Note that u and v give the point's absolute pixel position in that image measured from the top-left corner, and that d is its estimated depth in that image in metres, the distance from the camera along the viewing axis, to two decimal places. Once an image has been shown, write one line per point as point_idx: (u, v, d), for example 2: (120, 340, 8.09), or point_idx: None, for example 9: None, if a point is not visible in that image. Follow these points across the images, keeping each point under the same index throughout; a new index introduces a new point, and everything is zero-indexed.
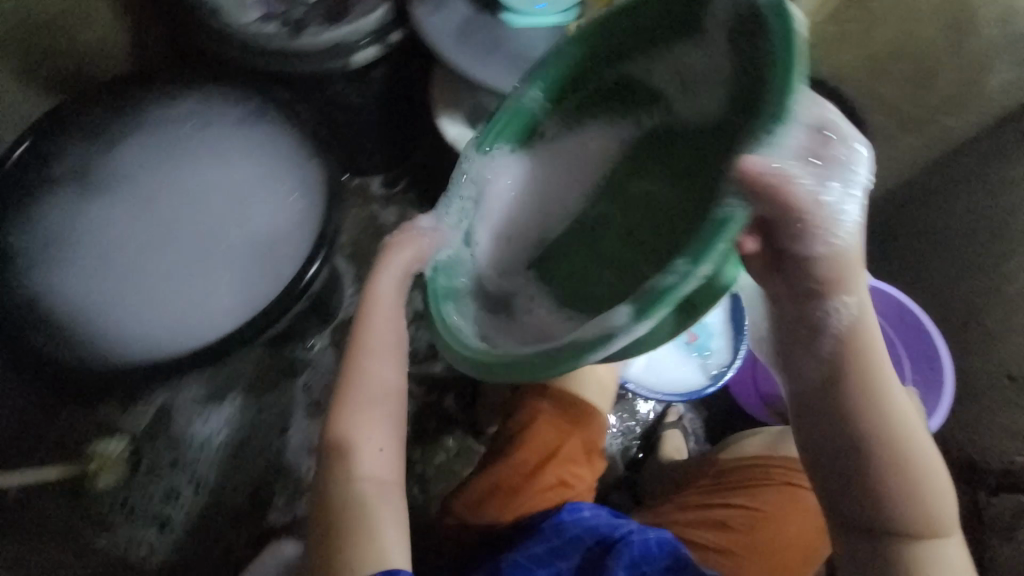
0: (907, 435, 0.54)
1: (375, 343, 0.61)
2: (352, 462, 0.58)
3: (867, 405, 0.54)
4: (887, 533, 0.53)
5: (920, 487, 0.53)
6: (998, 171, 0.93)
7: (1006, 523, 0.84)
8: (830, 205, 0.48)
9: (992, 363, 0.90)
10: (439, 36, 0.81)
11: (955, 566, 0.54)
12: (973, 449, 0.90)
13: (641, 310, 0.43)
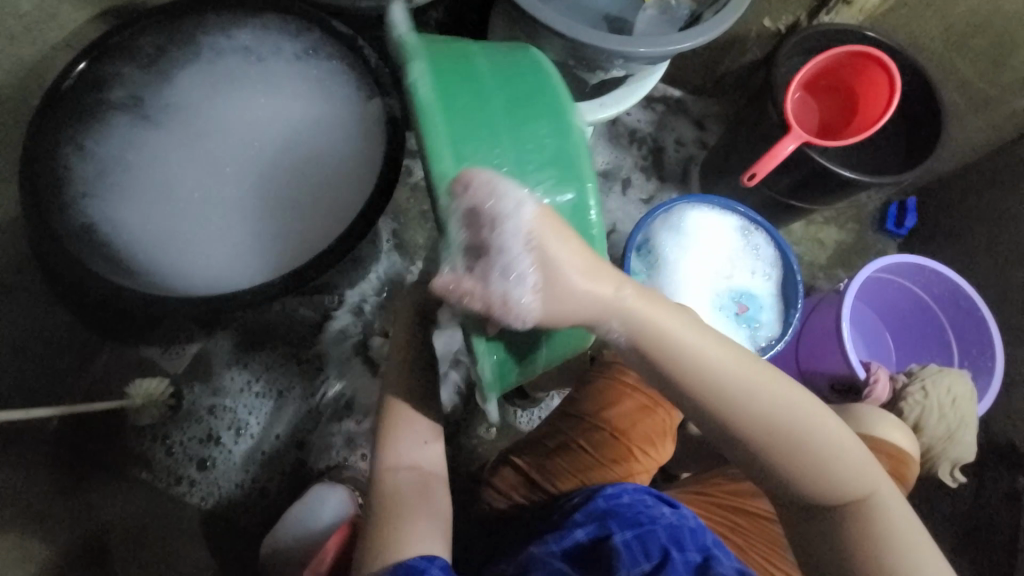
0: (773, 425, 0.48)
1: (417, 344, 0.63)
2: (400, 454, 0.59)
3: (716, 423, 0.49)
4: (792, 512, 0.52)
5: (790, 471, 0.48)
6: None
7: None
8: (521, 288, 0.43)
9: None
10: None
11: (881, 533, 0.48)
12: (1017, 435, 0.89)
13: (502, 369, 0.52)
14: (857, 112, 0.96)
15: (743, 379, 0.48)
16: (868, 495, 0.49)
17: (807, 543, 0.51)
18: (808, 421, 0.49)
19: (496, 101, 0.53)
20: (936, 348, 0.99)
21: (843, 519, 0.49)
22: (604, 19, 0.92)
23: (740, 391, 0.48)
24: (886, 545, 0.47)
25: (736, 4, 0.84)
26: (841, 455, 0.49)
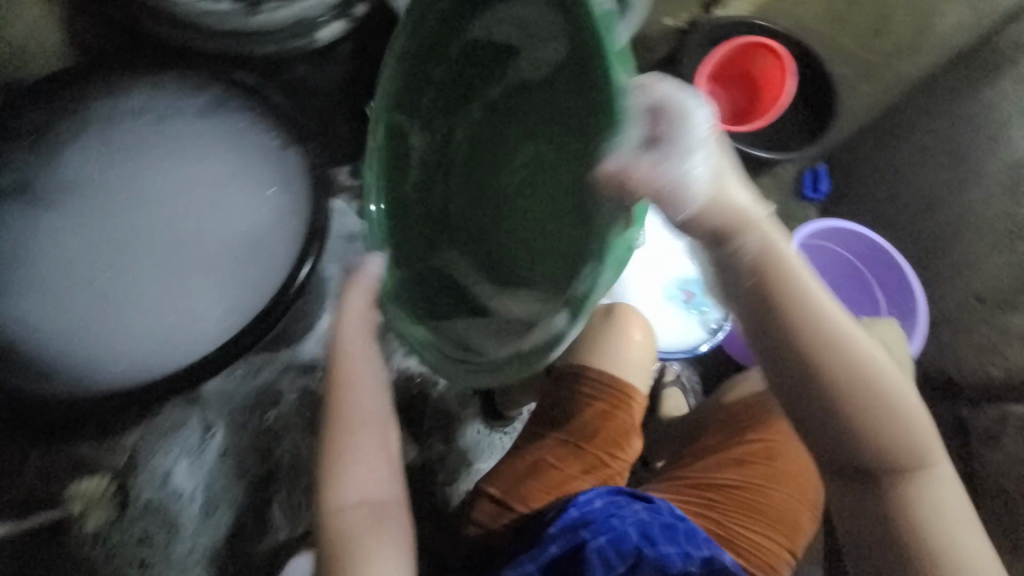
0: (879, 390, 0.48)
1: (359, 366, 0.60)
2: (349, 492, 0.56)
3: (835, 383, 0.47)
4: (854, 476, 0.51)
5: (875, 427, 0.48)
6: (961, 105, 1.04)
7: (987, 429, 0.86)
8: (682, 174, 0.43)
9: (960, 289, 0.96)
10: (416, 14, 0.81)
11: (925, 497, 0.50)
12: (951, 367, 0.93)
13: (579, 313, 0.41)
14: (761, 98, 1.03)
15: (847, 332, 0.47)
16: (928, 465, 0.50)
17: (855, 505, 0.52)
18: (902, 391, 0.49)
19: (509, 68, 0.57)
20: (867, 302, 1.07)
21: (896, 485, 0.50)
22: None
23: (845, 346, 0.47)
24: (926, 507, 0.50)
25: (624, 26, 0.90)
26: (916, 425, 0.50)
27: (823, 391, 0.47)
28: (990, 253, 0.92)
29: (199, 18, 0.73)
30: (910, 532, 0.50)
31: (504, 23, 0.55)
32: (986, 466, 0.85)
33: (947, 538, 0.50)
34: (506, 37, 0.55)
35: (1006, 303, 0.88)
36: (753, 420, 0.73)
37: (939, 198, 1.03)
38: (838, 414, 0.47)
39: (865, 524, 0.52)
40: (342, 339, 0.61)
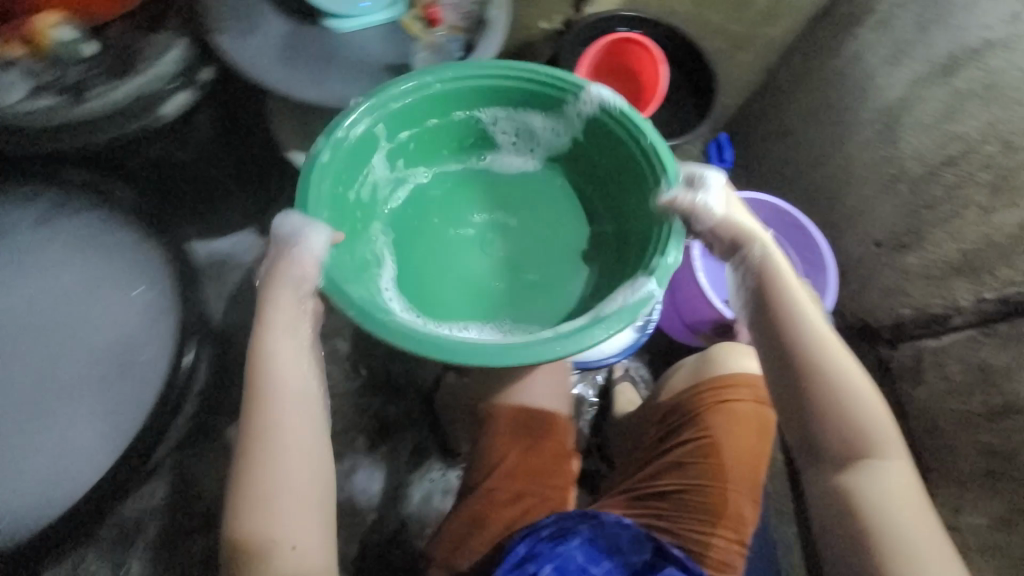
0: (851, 396, 0.57)
1: (279, 377, 0.58)
2: (257, 527, 0.53)
3: (817, 387, 0.57)
4: (823, 466, 0.58)
5: (835, 418, 0.57)
6: (832, 60, 1.08)
7: (909, 368, 0.87)
8: (705, 205, 0.63)
9: (860, 237, 0.99)
10: (279, 78, 0.83)
11: (880, 491, 0.55)
12: (865, 313, 0.96)
13: (663, 279, 0.60)
14: (627, 84, 1.06)
15: (826, 339, 0.58)
16: (885, 461, 0.57)
17: (818, 486, 0.59)
18: (868, 401, 0.57)
19: (447, 155, 0.81)
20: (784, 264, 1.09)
21: (847, 473, 0.57)
22: (381, 69, 0.94)
23: (821, 345, 0.58)
24: (883, 504, 0.55)
25: (496, 36, 0.89)
26: (878, 426, 0.57)
27: (795, 373, 0.58)
28: (878, 198, 0.95)
29: (16, 120, 0.67)
30: (868, 522, 0.55)
31: (519, 115, 0.76)
32: (915, 402, 0.86)
33: (903, 532, 0.54)
34: (517, 117, 0.76)
35: (900, 244, 0.90)
36: (685, 420, 0.74)
37: (828, 152, 1.07)
38: (808, 404, 0.58)
39: (826, 509, 0.58)
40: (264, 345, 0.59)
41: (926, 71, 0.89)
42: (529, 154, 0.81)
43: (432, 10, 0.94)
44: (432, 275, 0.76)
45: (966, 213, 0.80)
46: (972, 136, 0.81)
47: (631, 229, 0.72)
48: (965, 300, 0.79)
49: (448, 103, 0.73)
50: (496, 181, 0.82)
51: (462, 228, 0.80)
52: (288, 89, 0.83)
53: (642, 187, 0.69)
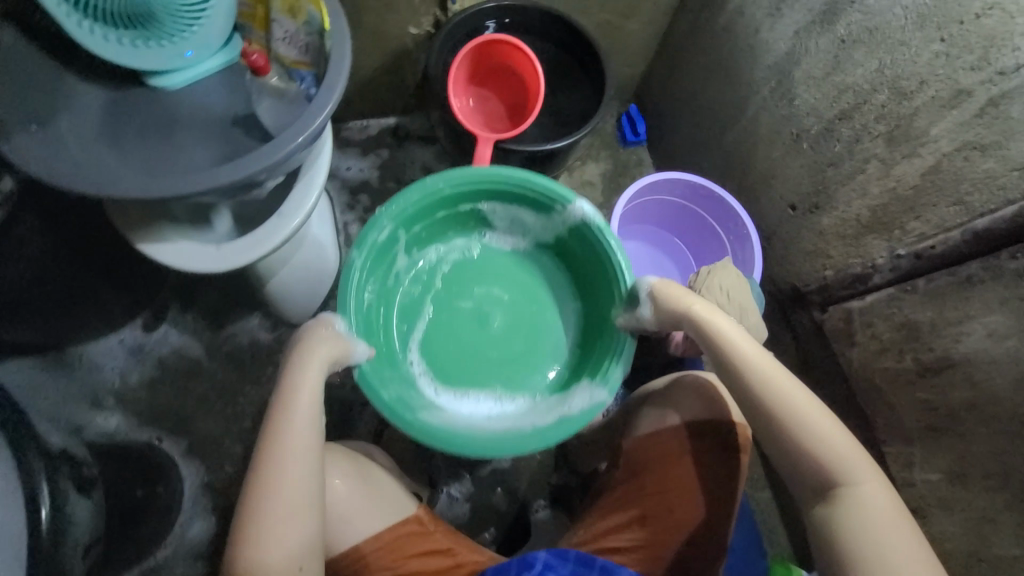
0: (814, 438, 0.61)
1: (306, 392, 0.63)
2: (257, 515, 0.57)
3: (785, 434, 0.62)
4: (814, 508, 0.61)
5: (803, 458, 0.61)
6: (721, 16, 1.02)
7: (841, 330, 0.85)
8: (645, 316, 0.74)
9: (775, 199, 0.96)
10: (91, 176, 0.70)
11: (866, 529, 0.57)
12: (793, 278, 0.94)
13: (608, 386, 0.73)
14: (507, 82, 0.99)
15: (780, 385, 0.63)
16: (865, 497, 0.59)
17: (813, 529, 0.61)
18: (833, 439, 0.61)
19: (452, 233, 0.89)
20: (710, 232, 1.07)
21: (832, 506, 0.60)
22: (232, 121, 0.84)
23: (777, 395, 0.63)
24: (873, 544, 0.57)
25: (337, 53, 0.77)
26: (849, 463, 0.60)
27: (763, 425, 0.64)
28: (786, 158, 0.91)
29: None
30: (860, 563, 0.56)
31: (511, 211, 0.86)
32: (852, 363, 0.84)
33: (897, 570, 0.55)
34: (509, 212, 0.86)
35: (814, 205, 0.87)
36: (659, 465, 0.73)
37: (734, 114, 1.03)
38: (781, 448, 0.63)
39: (826, 557, 0.59)
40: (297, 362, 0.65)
41: (807, 21, 0.84)
42: (522, 235, 0.90)
43: (256, 58, 0.83)
44: (445, 342, 0.85)
45: (868, 167, 0.77)
46: (860, 85, 0.76)
47: (599, 311, 0.83)
48: (881, 258, 0.77)
49: (453, 201, 0.83)
50: (492, 257, 0.90)
51: (466, 299, 0.87)
52: (104, 186, 0.69)
53: (607, 288, 0.81)
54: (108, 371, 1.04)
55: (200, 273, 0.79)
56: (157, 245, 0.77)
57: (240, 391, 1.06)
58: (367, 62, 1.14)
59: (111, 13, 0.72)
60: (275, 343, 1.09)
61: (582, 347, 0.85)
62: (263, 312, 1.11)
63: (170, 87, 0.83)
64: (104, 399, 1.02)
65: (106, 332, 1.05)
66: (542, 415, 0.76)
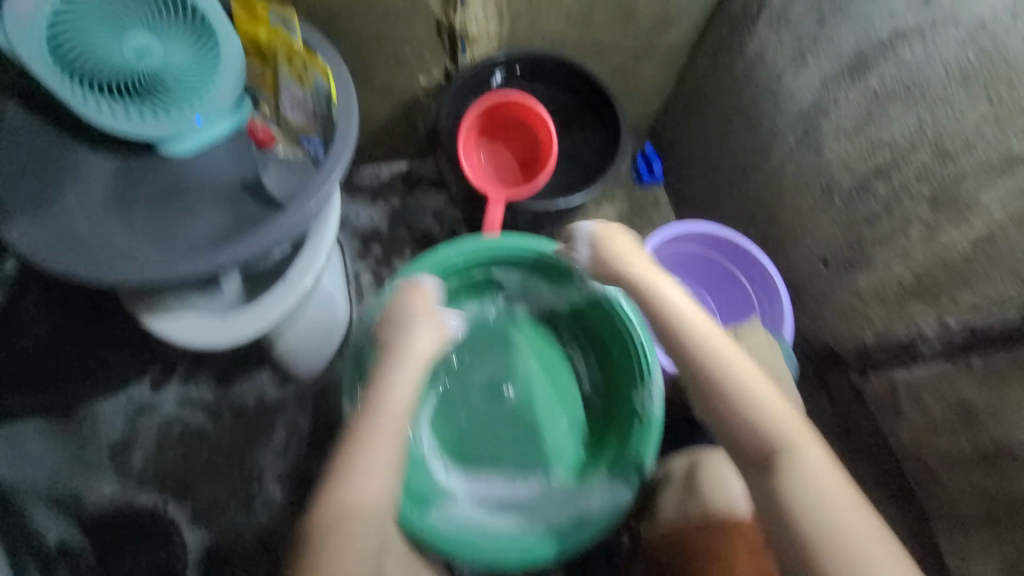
0: (744, 386, 0.60)
1: (418, 340, 0.71)
2: (370, 437, 0.62)
3: (719, 383, 0.61)
4: (754, 471, 0.58)
5: (738, 417, 0.59)
6: (740, 61, 0.98)
7: (885, 401, 0.80)
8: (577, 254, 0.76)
9: (805, 253, 0.91)
10: (95, 263, 0.67)
11: (805, 484, 0.54)
12: (828, 337, 0.89)
13: (630, 484, 0.73)
14: (521, 137, 0.97)
15: (709, 336, 0.64)
16: (798, 453, 0.56)
17: (758, 498, 0.56)
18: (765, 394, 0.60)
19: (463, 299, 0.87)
20: (733, 282, 1.02)
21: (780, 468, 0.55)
22: (240, 188, 0.82)
23: (706, 342, 0.63)
24: (811, 496, 0.53)
25: (345, 121, 0.76)
26: (781, 420, 0.58)
27: (699, 376, 0.62)
28: (815, 212, 0.86)
29: None
30: (806, 523, 0.52)
31: (528, 281, 0.86)
32: (896, 435, 0.78)
33: (837, 524, 0.51)
34: (525, 281, 0.86)
35: (849, 264, 0.82)
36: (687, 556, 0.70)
37: (757, 161, 0.98)
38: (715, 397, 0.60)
39: (772, 521, 0.55)
40: (407, 315, 0.73)
41: (836, 71, 0.79)
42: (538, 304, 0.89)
43: (260, 131, 0.83)
44: (456, 416, 0.84)
45: (911, 229, 0.72)
46: (898, 142, 0.72)
47: (620, 388, 0.82)
48: (929, 327, 0.72)
49: (466, 270, 0.84)
50: (507, 326, 0.88)
51: (477, 369, 0.86)
52: (108, 273, 0.67)
53: (628, 362, 0.81)
54: (116, 432, 1.03)
55: (204, 349, 0.77)
56: (162, 317, 0.75)
57: (248, 451, 1.03)
58: (377, 113, 1.13)
59: (116, 84, 0.71)
60: (284, 400, 1.07)
61: (599, 429, 0.84)
62: (272, 367, 1.08)
63: (179, 152, 0.81)
64: (110, 461, 1.01)
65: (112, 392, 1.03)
66: (559, 507, 0.75)
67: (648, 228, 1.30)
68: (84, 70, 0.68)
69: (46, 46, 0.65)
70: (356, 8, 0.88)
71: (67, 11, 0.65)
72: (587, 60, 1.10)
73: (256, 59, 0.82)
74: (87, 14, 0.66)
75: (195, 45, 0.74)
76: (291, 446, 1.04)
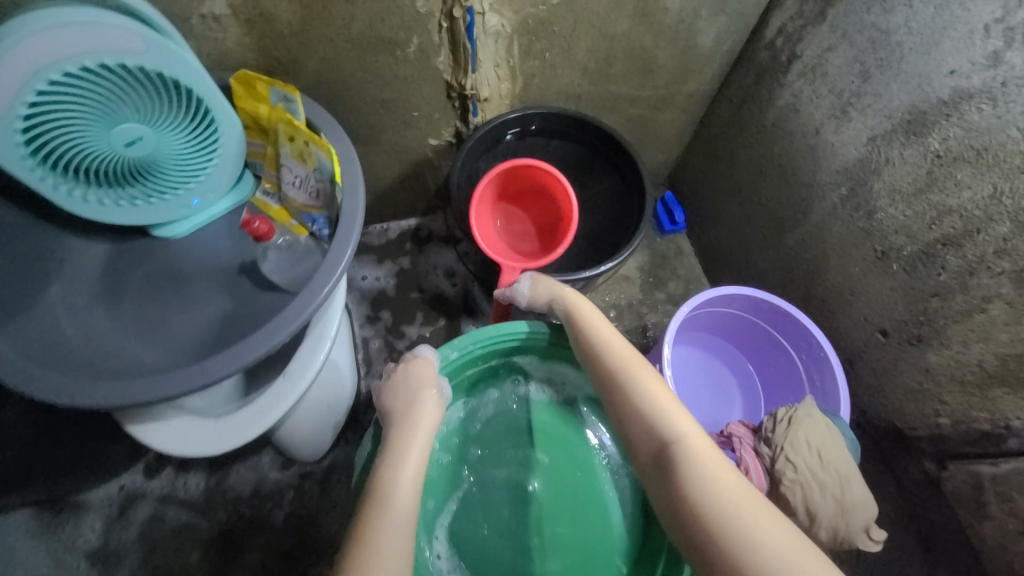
0: (634, 386, 0.61)
1: (425, 419, 0.66)
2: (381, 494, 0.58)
3: (615, 389, 0.63)
4: (647, 463, 0.59)
5: (626, 410, 0.61)
6: (769, 111, 0.91)
7: (969, 497, 0.70)
8: (519, 294, 0.76)
9: (857, 320, 0.82)
10: (73, 380, 0.59)
11: (687, 465, 0.54)
12: (893, 416, 0.80)
13: None
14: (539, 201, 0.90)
15: (608, 341, 0.66)
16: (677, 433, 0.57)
17: (667, 506, 0.55)
18: (655, 393, 0.60)
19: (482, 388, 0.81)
20: (776, 346, 0.94)
21: (674, 466, 0.55)
22: (238, 271, 0.75)
23: (604, 348, 0.65)
24: (689, 474, 0.54)
25: (352, 200, 0.70)
26: (662, 405, 0.59)
27: (604, 386, 0.64)
28: (868, 277, 0.79)
29: None
30: (705, 521, 0.51)
31: (553, 369, 0.80)
32: (986, 538, 0.68)
33: (722, 508, 0.50)
34: (549, 367, 0.80)
35: (915, 337, 0.74)
36: None
37: (792, 217, 0.91)
38: (615, 404, 0.62)
39: (666, 507, 0.55)
40: (411, 392, 0.68)
41: (886, 128, 0.73)
42: (562, 389, 0.82)
43: (257, 223, 0.71)
44: (477, 526, 0.75)
45: (991, 307, 0.65)
46: (968, 210, 0.65)
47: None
48: (1019, 420, 0.64)
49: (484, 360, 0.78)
50: (530, 417, 0.81)
51: (498, 468, 0.79)
52: (88, 392, 0.58)
53: None
54: (105, 525, 0.95)
55: (197, 456, 0.69)
56: (148, 423, 0.67)
57: (246, 546, 0.94)
58: (385, 174, 1.07)
59: (105, 174, 0.66)
60: (288, 484, 0.99)
61: (635, 548, 0.73)
62: (273, 449, 1.00)
63: (175, 233, 0.76)
64: (99, 559, 0.93)
65: (103, 479, 0.96)
66: None
67: (673, 280, 1.21)
68: (68, 163, 0.62)
69: (24, 147, 0.58)
70: (364, 77, 0.84)
71: (48, 108, 0.57)
72: (601, 112, 1.04)
73: (258, 134, 0.77)
74: (69, 109, 0.58)
75: (191, 129, 0.67)
76: (294, 537, 0.95)
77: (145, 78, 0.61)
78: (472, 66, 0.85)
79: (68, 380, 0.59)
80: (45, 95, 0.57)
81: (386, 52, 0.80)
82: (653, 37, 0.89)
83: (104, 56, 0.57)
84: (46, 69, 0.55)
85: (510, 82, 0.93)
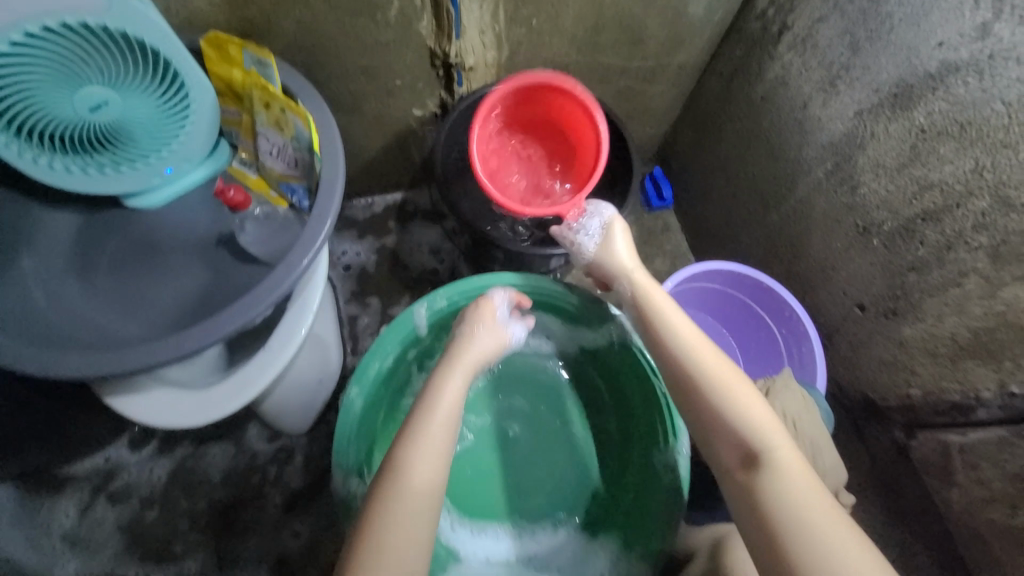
0: (723, 393, 0.60)
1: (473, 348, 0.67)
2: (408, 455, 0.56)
3: (701, 394, 0.61)
4: (730, 471, 0.57)
5: (710, 414, 0.60)
6: (758, 85, 0.90)
7: (937, 465, 0.72)
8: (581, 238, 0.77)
9: (837, 295, 0.83)
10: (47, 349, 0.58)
11: (781, 488, 0.53)
12: (866, 387, 0.82)
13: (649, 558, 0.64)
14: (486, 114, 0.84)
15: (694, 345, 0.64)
16: (775, 455, 0.56)
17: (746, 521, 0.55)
18: (744, 404, 0.59)
19: None
20: (757, 322, 0.95)
21: (762, 483, 0.54)
22: (216, 237, 0.74)
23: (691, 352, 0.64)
24: (778, 493, 0.53)
25: (330, 157, 0.69)
26: (762, 429, 0.57)
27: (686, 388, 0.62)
28: (848, 253, 0.79)
29: None
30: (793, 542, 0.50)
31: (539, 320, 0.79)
32: (951, 505, 0.71)
33: (811, 530, 0.50)
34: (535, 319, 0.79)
35: (892, 311, 0.75)
36: None
37: (777, 193, 0.90)
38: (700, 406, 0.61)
39: (749, 523, 0.54)
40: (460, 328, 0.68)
41: (873, 102, 0.72)
42: (547, 341, 0.81)
43: (231, 193, 0.73)
44: (461, 465, 0.76)
45: (966, 282, 0.66)
46: (949, 185, 0.65)
47: (634, 442, 0.74)
48: (987, 391, 0.66)
49: None
50: (514, 365, 0.81)
51: (481, 413, 0.78)
52: (64, 361, 0.57)
53: (643, 414, 0.72)
54: (92, 495, 0.96)
55: (178, 428, 0.68)
56: (130, 396, 0.67)
57: (235, 514, 0.96)
58: (368, 145, 1.04)
59: (72, 140, 0.63)
60: (275, 457, 0.99)
61: (610, 486, 0.76)
62: (259, 422, 1.01)
63: (146, 204, 0.73)
64: (89, 527, 0.94)
65: (90, 450, 0.97)
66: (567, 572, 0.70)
67: (660, 256, 1.21)
68: (32, 128, 0.60)
69: None
70: (344, 41, 0.80)
71: (8, 69, 0.55)
72: (589, 83, 1.02)
73: (233, 101, 0.74)
74: (31, 69, 0.56)
75: (161, 94, 0.64)
76: (279, 506, 0.96)
77: (109, 38, 0.58)
78: (456, 32, 0.83)
79: (41, 349, 0.58)
80: (7, 57, 0.54)
81: (365, 14, 0.77)
82: (644, 4, 0.86)
83: (65, 14, 0.55)
84: (7, 29, 0.53)
85: (495, 50, 0.90)
